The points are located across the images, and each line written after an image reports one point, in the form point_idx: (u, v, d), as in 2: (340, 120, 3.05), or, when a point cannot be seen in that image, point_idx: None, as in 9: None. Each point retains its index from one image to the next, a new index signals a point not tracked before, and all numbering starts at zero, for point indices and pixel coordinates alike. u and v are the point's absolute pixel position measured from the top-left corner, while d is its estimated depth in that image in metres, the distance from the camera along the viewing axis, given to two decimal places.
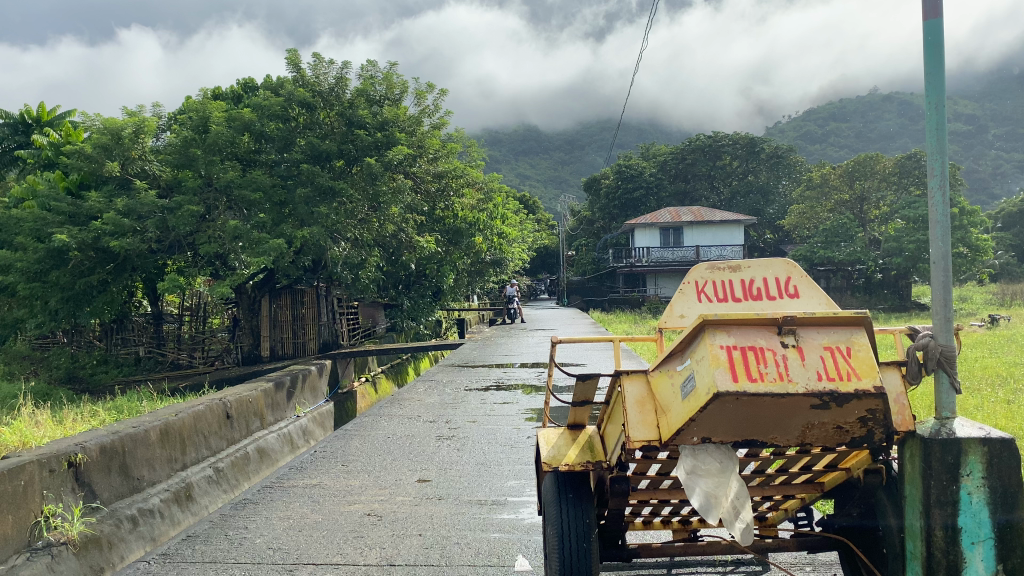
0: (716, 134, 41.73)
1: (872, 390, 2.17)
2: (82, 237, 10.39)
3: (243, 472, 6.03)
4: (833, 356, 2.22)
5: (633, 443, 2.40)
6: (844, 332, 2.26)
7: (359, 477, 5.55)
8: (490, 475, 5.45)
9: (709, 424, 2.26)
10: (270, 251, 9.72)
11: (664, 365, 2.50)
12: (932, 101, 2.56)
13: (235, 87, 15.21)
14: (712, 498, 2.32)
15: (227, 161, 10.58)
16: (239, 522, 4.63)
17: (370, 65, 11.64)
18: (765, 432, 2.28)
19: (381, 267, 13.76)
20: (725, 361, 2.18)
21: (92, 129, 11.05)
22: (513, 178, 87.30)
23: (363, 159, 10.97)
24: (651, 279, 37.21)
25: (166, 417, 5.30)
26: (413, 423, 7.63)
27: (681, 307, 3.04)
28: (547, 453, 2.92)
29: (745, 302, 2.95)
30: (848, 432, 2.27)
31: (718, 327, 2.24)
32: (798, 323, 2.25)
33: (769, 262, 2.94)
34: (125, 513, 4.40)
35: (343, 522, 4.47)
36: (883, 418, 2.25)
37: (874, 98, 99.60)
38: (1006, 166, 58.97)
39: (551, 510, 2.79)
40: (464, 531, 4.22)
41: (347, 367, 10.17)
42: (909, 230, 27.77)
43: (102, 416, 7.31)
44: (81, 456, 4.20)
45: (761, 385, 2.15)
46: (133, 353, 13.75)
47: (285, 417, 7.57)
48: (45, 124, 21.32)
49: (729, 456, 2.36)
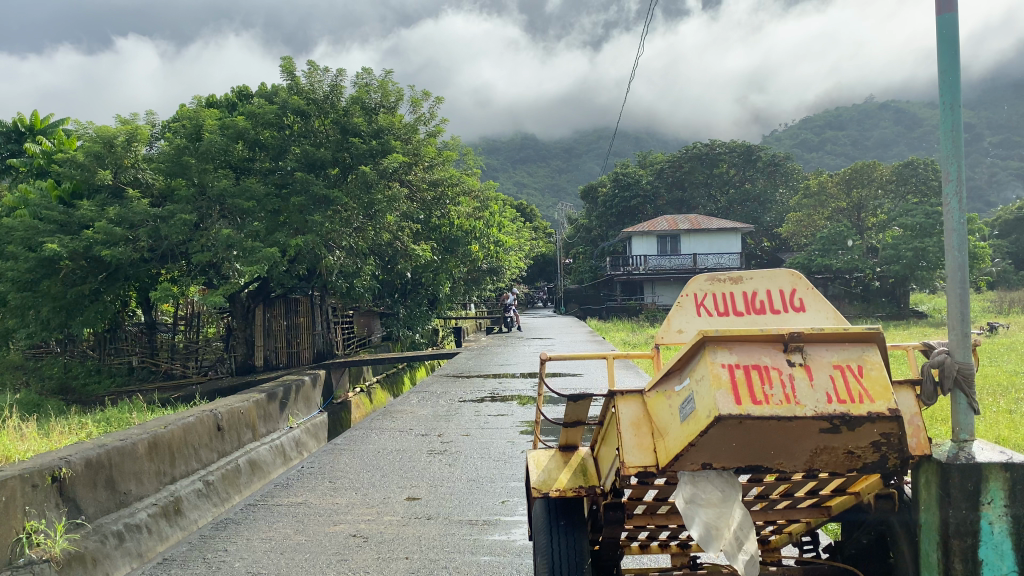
0: (713, 141, 41.68)
1: (886, 413, 2.01)
2: (73, 246, 10.22)
3: (234, 485, 5.83)
4: (843, 375, 2.05)
5: (628, 469, 2.22)
6: (855, 350, 2.10)
7: (346, 496, 5.36)
8: (481, 492, 5.26)
9: (709, 450, 2.09)
10: (263, 260, 9.60)
11: (661, 385, 2.33)
12: (947, 102, 2.41)
13: (229, 95, 15.05)
14: (713, 529, 2.14)
15: (221, 170, 10.46)
16: (219, 544, 4.44)
17: (365, 73, 11.48)
18: (769, 458, 2.12)
19: (377, 276, 13.57)
20: (727, 381, 2.02)
21: (85, 136, 10.85)
22: (511, 186, 87.23)
23: (357, 167, 10.77)
24: (648, 286, 36.99)
25: (155, 429, 5.10)
26: (405, 437, 7.42)
27: (679, 322, 2.86)
28: (537, 477, 2.75)
29: (748, 317, 2.76)
30: (860, 457, 2.10)
31: (719, 344, 2.08)
32: (806, 339, 2.09)
33: (772, 273, 2.77)
34: (110, 528, 4.21)
35: (327, 544, 4.28)
36: (898, 443, 2.08)
37: (869, 108, 100.13)
38: (1002, 173, 59.05)
39: (540, 539, 2.63)
40: (452, 554, 4.03)
41: (341, 377, 9.98)
42: (907, 237, 27.71)
43: (90, 429, 7.13)
44: (65, 471, 4.01)
45: (766, 408, 1.98)
46: (126, 363, 13.54)
47: (278, 429, 7.37)
48: (39, 132, 21.16)
49: (731, 484, 2.20)
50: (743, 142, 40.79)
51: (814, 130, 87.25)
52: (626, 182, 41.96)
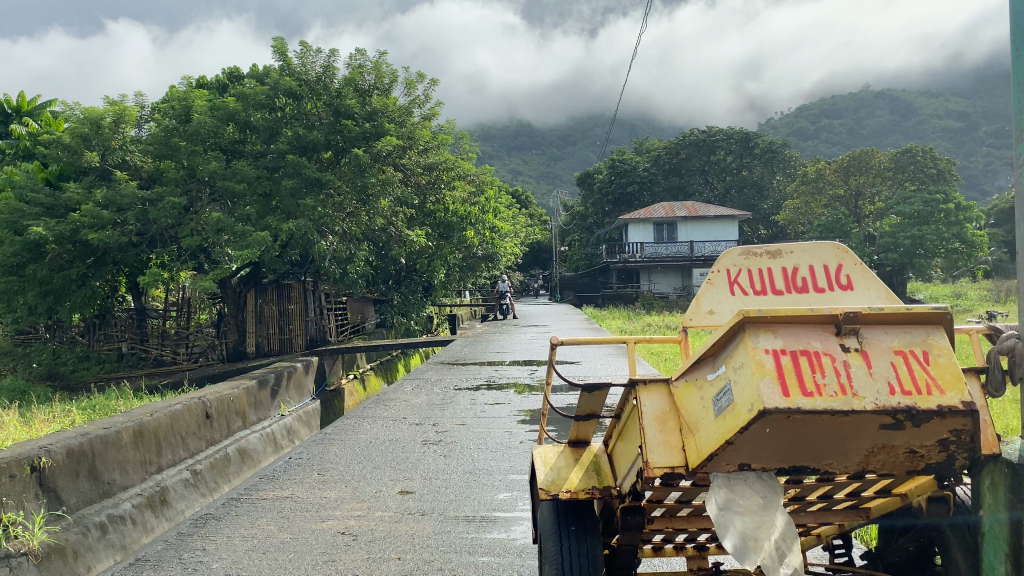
0: (710, 128, 41.36)
1: (959, 407, 1.70)
2: (60, 229, 9.85)
3: (223, 474, 5.54)
4: (906, 363, 1.75)
5: (652, 471, 1.93)
6: (919, 332, 1.81)
7: (336, 489, 5.07)
8: (478, 486, 4.98)
9: (748, 449, 1.80)
10: (254, 244, 9.22)
11: (690, 373, 2.04)
12: (1019, 50, 2.15)
13: (219, 76, 14.60)
14: (751, 541, 1.86)
15: (211, 152, 10.08)
16: (197, 543, 4.14)
17: (359, 53, 11.08)
18: (817, 458, 1.83)
19: (371, 262, 13.12)
20: (772, 369, 1.72)
21: (71, 117, 10.37)
22: (507, 173, 86.50)
23: (350, 150, 10.34)
24: (644, 274, 36.65)
25: (141, 417, 4.78)
26: (398, 427, 7.14)
27: (710, 302, 2.59)
28: (545, 477, 2.45)
29: (789, 296, 2.47)
30: (923, 457, 1.81)
31: (761, 327, 1.79)
32: (862, 320, 1.80)
33: (816, 247, 2.45)
34: (93, 520, 3.92)
35: (313, 543, 3.98)
36: (971, 441, 1.77)
37: (866, 97, 100.16)
38: (997, 162, 58.89)
39: (548, 546, 2.32)
40: (449, 554, 3.74)
41: (335, 365, 9.65)
42: (905, 225, 27.59)
43: (73, 416, 6.80)
44: (45, 460, 3.71)
45: (819, 400, 1.69)
46: (116, 349, 13.13)
47: (268, 417, 7.06)
48: (25, 114, 20.62)
49: (773, 488, 1.90)
50: (740, 130, 40.54)
51: (810, 118, 87.09)
52: (623, 169, 41.59)
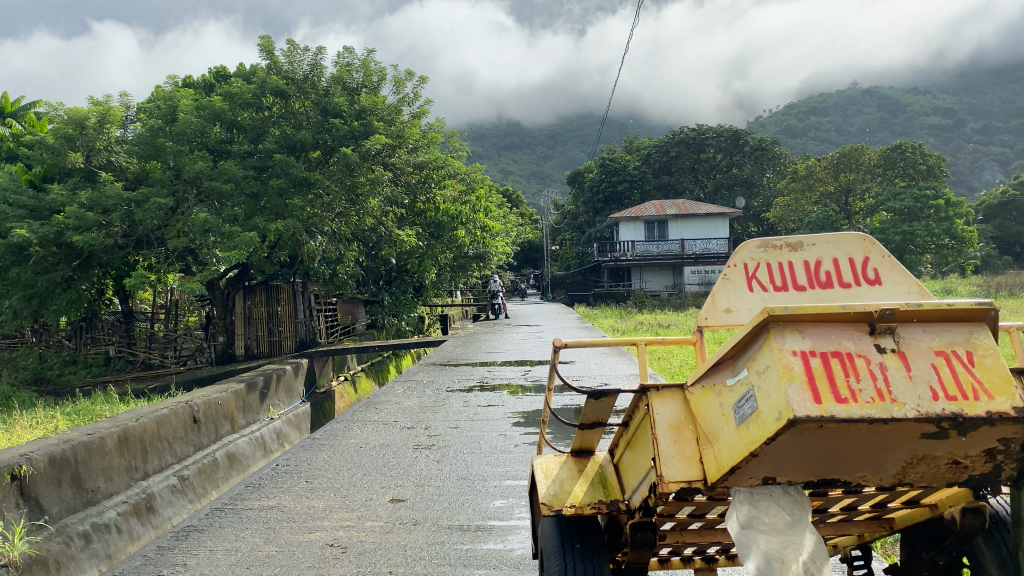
0: (700, 127, 41.38)
1: (1010, 413, 1.53)
2: (44, 232, 9.55)
3: (211, 480, 5.33)
4: (948, 364, 1.58)
5: (668, 485, 1.76)
6: (961, 330, 1.64)
7: (325, 497, 4.87)
8: (473, 493, 4.80)
9: (775, 462, 1.63)
10: (241, 245, 8.97)
11: (708, 377, 1.88)
12: None
13: (206, 76, 14.33)
14: (777, 562, 1.69)
15: (197, 152, 9.77)
16: (178, 557, 3.92)
17: (347, 51, 10.82)
18: (850, 471, 1.67)
19: (362, 262, 12.81)
20: (801, 373, 1.54)
21: (55, 118, 10.10)
22: (497, 173, 86.19)
23: (339, 149, 10.10)
24: (635, 272, 36.49)
25: (126, 422, 4.57)
26: (389, 431, 6.94)
27: (727, 299, 2.40)
28: (547, 491, 2.26)
29: (812, 292, 2.31)
30: (966, 468, 1.66)
31: (787, 326, 1.61)
32: (898, 319, 1.62)
33: (841, 238, 2.31)
34: (76, 529, 3.70)
35: (301, 557, 3.78)
36: (1020, 450, 1.61)
37: (853, 95, 100.87)
38: (984, 158, 59.32)
39: (551, 565, 2.13)
40: (443, 567, 3.54)
41: (324, 366, 9.38)
42: (896, 221, 27.66)
43: (56, 422, 6.55)
44: (26, 468, 3.49)
45: (854, 407, 1.51)
46: (102, 353, 12.85)
47: (258, 420, 6.85)
48: (9, 115, 20.29)
49: (800, 503, 1.74)
50: (731, 128, 40.56)
51: (799, 116, 87.59)
52: (613, 167, 41.59)
